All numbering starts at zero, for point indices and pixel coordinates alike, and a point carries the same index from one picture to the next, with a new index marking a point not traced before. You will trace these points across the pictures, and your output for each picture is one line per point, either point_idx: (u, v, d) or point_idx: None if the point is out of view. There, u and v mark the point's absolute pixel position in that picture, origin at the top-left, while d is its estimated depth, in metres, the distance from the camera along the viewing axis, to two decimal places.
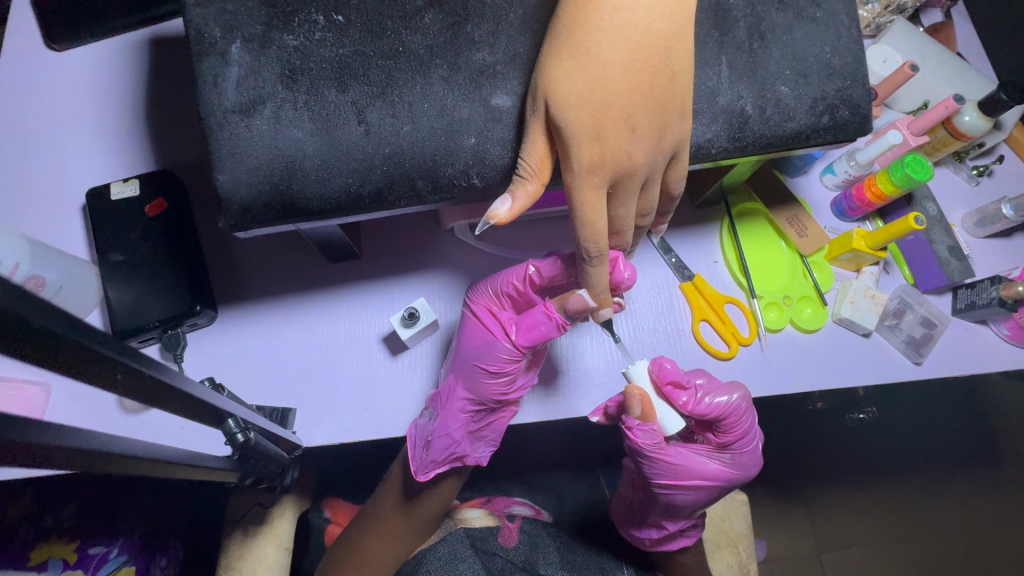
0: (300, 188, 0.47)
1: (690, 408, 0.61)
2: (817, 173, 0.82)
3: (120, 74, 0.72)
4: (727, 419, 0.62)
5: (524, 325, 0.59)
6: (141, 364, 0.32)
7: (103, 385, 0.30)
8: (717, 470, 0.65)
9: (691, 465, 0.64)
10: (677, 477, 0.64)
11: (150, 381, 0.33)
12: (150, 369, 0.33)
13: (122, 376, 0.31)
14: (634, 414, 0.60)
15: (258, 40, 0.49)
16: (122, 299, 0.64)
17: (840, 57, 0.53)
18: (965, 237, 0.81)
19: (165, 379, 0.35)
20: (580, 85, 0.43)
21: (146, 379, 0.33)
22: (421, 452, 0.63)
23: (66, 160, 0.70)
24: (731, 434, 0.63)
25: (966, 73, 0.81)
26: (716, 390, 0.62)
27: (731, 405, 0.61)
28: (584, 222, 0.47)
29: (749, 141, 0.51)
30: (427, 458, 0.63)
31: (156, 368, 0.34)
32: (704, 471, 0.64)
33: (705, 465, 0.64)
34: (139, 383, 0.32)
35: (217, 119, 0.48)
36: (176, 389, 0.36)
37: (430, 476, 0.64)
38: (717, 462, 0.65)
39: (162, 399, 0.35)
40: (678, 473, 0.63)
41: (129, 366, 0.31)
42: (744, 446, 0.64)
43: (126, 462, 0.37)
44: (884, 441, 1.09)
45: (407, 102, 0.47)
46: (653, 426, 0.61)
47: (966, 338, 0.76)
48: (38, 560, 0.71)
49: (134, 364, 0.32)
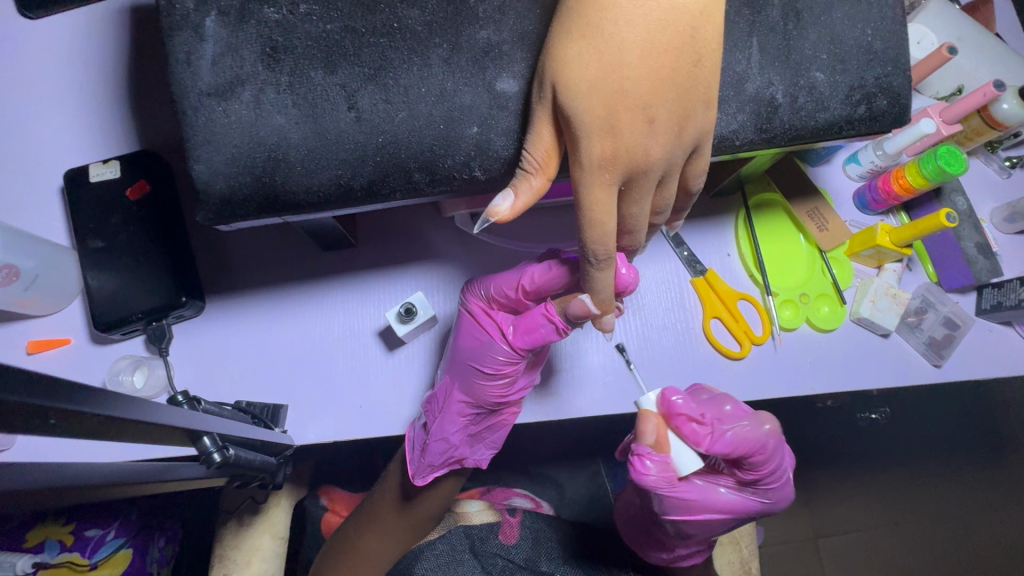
0: (285, 181, 0.43)
1: (706, 445, 0.57)
2: (841, 162, 0.77)
3: (99, 45, 0.67)
4: (752, 456, 0.59)
5: (522, 328, 0.57)
6: (82, 405, 0.29)
7: (35, 431, 0.27)
8: (736, 503, 0.63)
9: (708, 499, 0.62)
10: (694, 512, 0.61)
11: (95, 420, 0.30)
12: (96, 407, 0.30)
13: (55, 420, 0.28)
14: (646, 442, 0.58)
15: (236, 13, 0.44)
16: (104, 288, 0.60)
17: (881, 42, 0.48)
18: (993, 233, 0.77)
19: (122, 414, 0.32)
20: (593, 69, 0.39)
21: (91, 418, 0.30)
22: (419, 456, 0.62)
23: (43, 136, 0.66)
24: (757, 472, 0.61)
25: (1006, 57, 0.76)
26: (739, 424, 0.58)
27: (755, 441, 0.58)
28: (592, 222, 0.43)
29: (776, 133, 0.47)
30: (425, 462, 0.62)
31: (105, 403, 0.31)
32: (722, 503, 0.62)
33: (722, 497, 0.62)
34: (83, 422, 0.30)
35: (192, 103, 0.44)
36: (131, 420, 0.32)
37: (427, 480, 0.62)
38: (739, 496, 0.63)
39: (115, 430, 0.32)
40: (696, 508, 0.61)
41: (64, 409, 0.28)
42: (770, 483, 0.62)
43: (81, 489, 0.35)
44: (895, 438, 1.06)
45: (401, 86, 0.43)
46: (664, 456, 0.59)
47: (990, 340, 0.72)
48: (34, 542, 0.67)
49: (71, 406, 0.28)
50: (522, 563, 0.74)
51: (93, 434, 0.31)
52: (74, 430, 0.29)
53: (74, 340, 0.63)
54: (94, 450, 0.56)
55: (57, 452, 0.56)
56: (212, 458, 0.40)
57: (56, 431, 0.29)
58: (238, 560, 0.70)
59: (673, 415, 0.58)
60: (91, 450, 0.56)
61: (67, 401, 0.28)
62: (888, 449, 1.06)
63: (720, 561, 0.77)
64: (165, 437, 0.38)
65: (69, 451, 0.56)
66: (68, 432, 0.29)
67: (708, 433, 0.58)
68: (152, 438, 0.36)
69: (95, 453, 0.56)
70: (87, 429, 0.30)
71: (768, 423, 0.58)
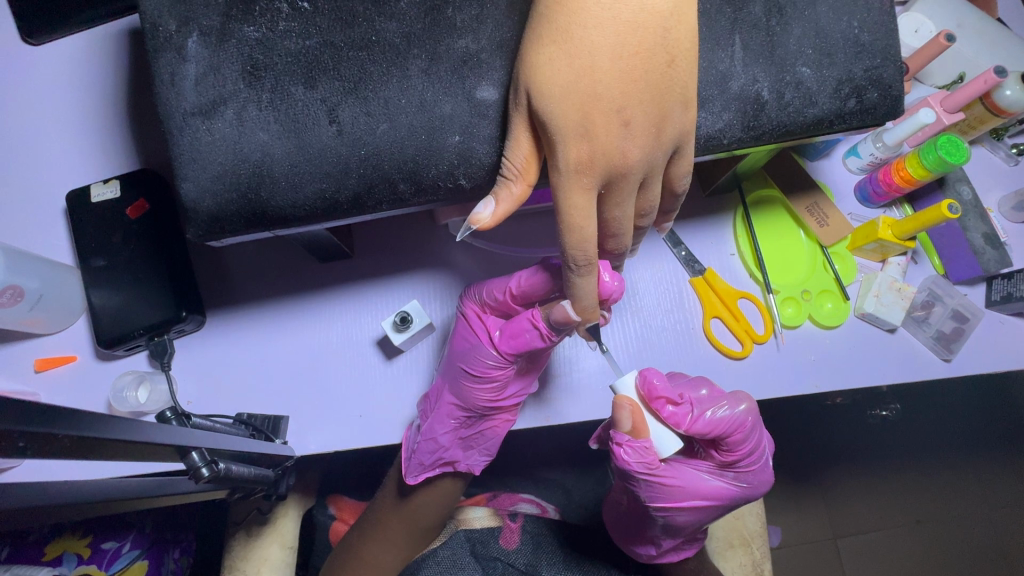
0: (271, 196, 0.44)
1: (685, 426, 0.56)
2: (841, 155, 0.76)
3: (99, 67, 0.69)
4: (730, 435, 0.58)
5: (509, 332, 0.57)
6: (48, 425, 0.29)
7: (6, 454, 0.28)
8: (719, 488, 0.62)
9: (687, 484, 0.61)
10: (676, 499, 0.61)
11: (66, 441, 0.30)
12: (67, 426, 0.30)
13: (24, 443, 0.28)
14: (623, 428, 0.57)
15: (218, 33, 0.45)
16: (107, 306, 0.62)
17: (869, 33, 0.47)
18: (1001, 222, 0.75)
19: (98, 434, 0.32)
20: (565, 73, 0.38)
21: (63, 440, 0.30)
22: (410, 455, 0.62)
23: (47, 158, 0.68)
24: (735, 453, 0.60)
25: (1008, 42, 0.74)
26: (716, 405, 0.58)
27: (733, 420, 0.57)
28: (570, 226, 0.42)
29: (764, 130, 0.46)
30: (415, 461, 0.62)
31: (80, 423, 0.31)
32: (705, 489, 0.62)
33: (704, 482, 0.62)
34: (55, 444, 0.30)
35: (178, 122, 0.44)
36: (106, 439, 0.32)
37: (419, 479, 0.63)
38: (720, 481, 0.62)
39: (93, 450, 0.32)
40: (676, 494, 0.61)
41: (32, 432, 0.28)
42: (750, 464, 0.61)
43: (61, 508, 0.35)
44: (912, 433, 1.04)
45: (382, 98, 0.43)
46: (645, 443, 0.58)
47: (1000, 332, 0.70)
48: (53, 556, 0.68)
49: (39, 427, 0.29)
50: (523, 568, 0.73)
51: (68, 455, 0.32)
52: (47, 452, 0.30)
53: (79, 357, 0.64)
54: (97, 468, 0.57)
55: (63, 470, 0.57)
56: (199, 473, 0.40)
57: (26, 454, 0.29)
58: (248, 571, 0.71)
59: (654, 398, 0.56)
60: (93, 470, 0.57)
61: (36, 423, 0.28)
62: (908, 445, 1.04)
63: (730, 563, 0.76)
64: (149, 453, 0.38)
65: (70, 470, 0.57)
66: (43, 453, 0.30)
67: (687, 414, 0.57)
68: (137, 455, 0.37)
69: (98, 471, 0.57)
70: (60, 451, 0.31)
71: (744, 402, 0.58)
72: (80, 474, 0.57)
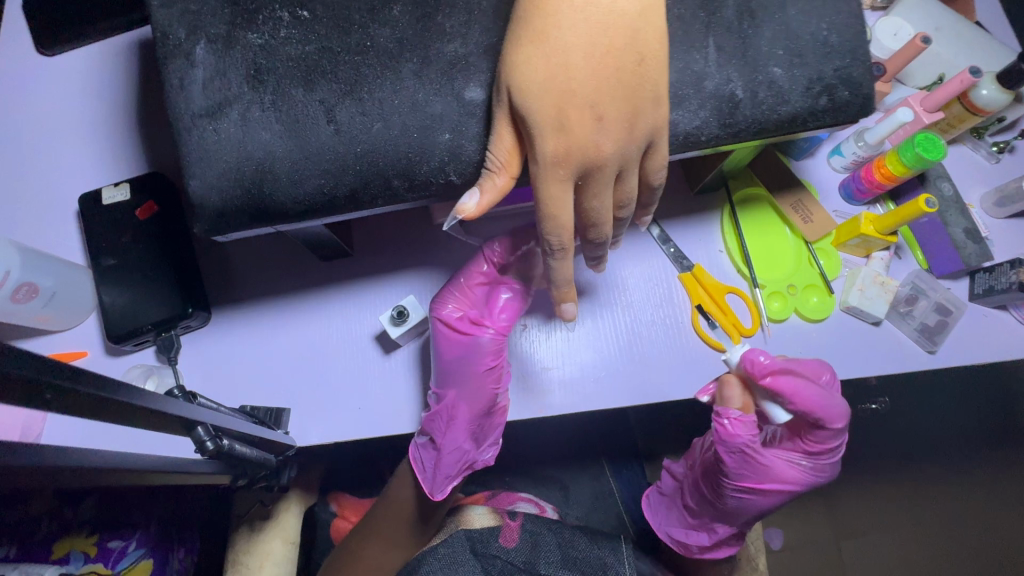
0: (273, 192, 0.46)
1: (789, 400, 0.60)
2: (825, 154, 0.79)
3: (109, 76, 0.72)
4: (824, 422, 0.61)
5: (496, 311, 0.66)
6: (70, 380, 0.31)
7: (31, 404, 0.30)
8: (798, 476, 0.64)
9: (778, 468, 0.63)
10: (760, 481, 0.63)
11: (85, 398, 0.32)
12: (86, 384, 0.32)
13: (49, 395, 0.30)
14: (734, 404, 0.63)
15: (224, 40, 0.48)
16: (116, 303, 0.64)
17: (837, 35, 0.50)
18: (983, 218, 0.77)
19: (113, 395, 0.34)
20: (542, 72, 0.41)
21: (81, 397, 0.32)
22: (433, 472, 0.67)
23: (60, 164, 0.71)
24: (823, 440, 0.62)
25: (984, 43, 0.77)
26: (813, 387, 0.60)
27: (830, 403, 0.60)
28: (547, 215, 0.45)
29: (740, 127, 0.49)
30: (438, 475, 0.66)
31: (98, 384, 0.33)
32: (788, 476, 0.64)
33: (789, 469, 0.64)
34: (75, 400, 0.32)
35: (187, 123, 0.47)
36: (120, 402, 0.35)
37: (444, 493, 0.67)
38: (801, 468, 0.64)
39: (106, 413, 0.35)
40: (764, 477, 0.63)
41: (57, 385, 0.30)
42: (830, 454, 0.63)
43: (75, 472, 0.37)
44: (907, 427, 1.05)
45: (377, 99, 0.46)
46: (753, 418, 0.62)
47: (984, 324, 0.72)
48: (61, 553, 0.71)
49: (62, 380, 0.31)
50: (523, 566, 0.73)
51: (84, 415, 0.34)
52: (68, 407, 0.32)
53: (89, 352, 0.66)
54: (119, 435, 0.62)
55: (83, 433, 0.62)
56: (205, 446, 0.43)
57: (50, 405, 0.31)
58: (251, 564, 0.73)
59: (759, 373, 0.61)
60: (117, 437, 0.62)
61: (60, 376, 0.31)
62: (903, 442, 1.05)
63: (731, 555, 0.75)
64: (158, 424, 0.40)
65: (92, 436, 0.62)
66: (62, 408, 0.32)
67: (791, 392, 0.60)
68: (147, 424, 0.39)
69: (120, 441, 0.62)
70: (79, 408, 0.33)
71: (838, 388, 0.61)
72: (102, 441, 0.62)
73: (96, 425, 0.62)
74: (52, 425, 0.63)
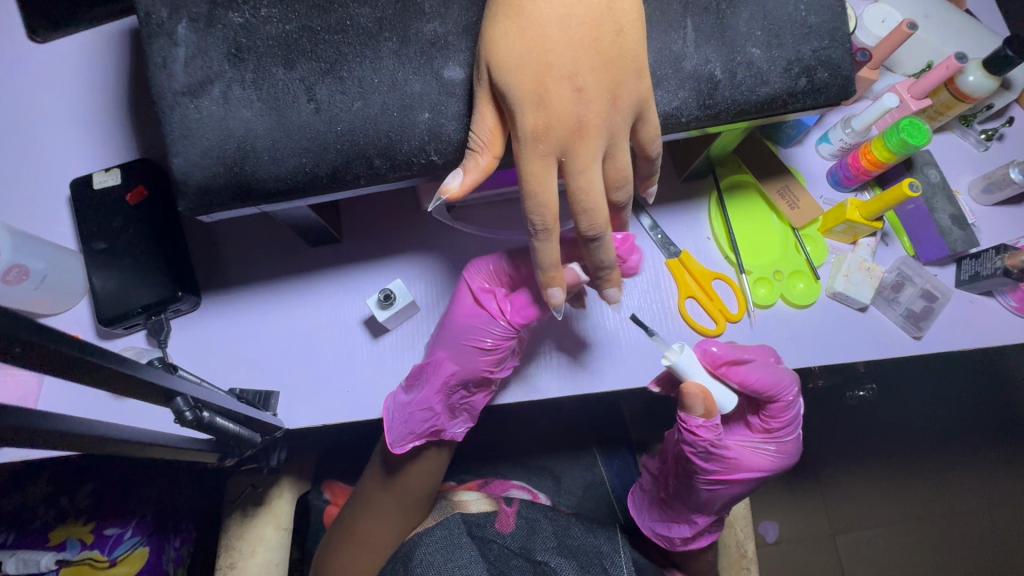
0: (255, 170, 0.47)
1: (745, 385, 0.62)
2: (813, 142, 0.79)
3: (101, 63, 0.73)
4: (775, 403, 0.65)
5: (518, 303, 0.63)
6: (43, 335, 0.32)
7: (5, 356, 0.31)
8: (763, 460, 0.67)
9: (743, 457, 0.66)
10: (731, 472, 0.66)
11: (60, 355, 0.33)
12: (60, 341, 0.33)
13: (21, 349, 0.31)
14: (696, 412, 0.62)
15: (205, 19, 0.48)
16: (106, 287, 0.65)
17: (815, 16, 0.50)
18: (971, 205, 0.77)
19: (88, 354, 0.35)
20: (519, 47, 0.43)
21: (57, 353, 0.33)
22: (401, 425, 0.65)
23: (51, 151, 0.71)
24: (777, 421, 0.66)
25: (970, 30, 0.77)
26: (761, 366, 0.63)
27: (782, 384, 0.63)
28: (530, 193, 0.45)
29: (719, 108, 0.49)
30: (404, 430, 0.65)
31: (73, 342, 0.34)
32: (754, 463, 0.67)
33: (753, 455, 0.67)
34: (50, 356, 0.33)
35: (169, 102, 0.48)
36: (97, 361, 0.36)
37: (407, 449, 0.66)
38: (763, 453, 0.68)
39: (83, 372, 0.36)
40: (733, 467, 0.66)
41: (32, 339, 0.31)
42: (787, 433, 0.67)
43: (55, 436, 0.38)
44: (893, 415, 1.08)
45: (356, 77, 0.46)
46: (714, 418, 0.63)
47: (970, 311, 0.73)
48: (58, 540, 0.73)
49: (35, 335, 0.32)
50: (518, 551, 0.73)
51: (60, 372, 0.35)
52: (45, 363, 0.33)
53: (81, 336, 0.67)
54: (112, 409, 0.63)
55: (79, 405, 0.63)
56: (184, 415, 0.44)
57: (23, 360, 0.32)
58: (243, 549, 0.73)
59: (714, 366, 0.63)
60: (110, 410, 0.63)
61: (34, 331, 0.32)
62: (891, 433, 1.07)
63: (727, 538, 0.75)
64: (138, 391, 0.41)
65: (88, 406, 0.63)
66: (39, 363, 0.33)
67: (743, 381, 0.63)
68: (127, 388, 0.40)
69: (113, 414, 0.63)
70: (54, 364, 0.34)
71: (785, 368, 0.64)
72: (97, 413, 0.62)
73: (93, 392, 0.63)
74: (48, 391, 0.63)
